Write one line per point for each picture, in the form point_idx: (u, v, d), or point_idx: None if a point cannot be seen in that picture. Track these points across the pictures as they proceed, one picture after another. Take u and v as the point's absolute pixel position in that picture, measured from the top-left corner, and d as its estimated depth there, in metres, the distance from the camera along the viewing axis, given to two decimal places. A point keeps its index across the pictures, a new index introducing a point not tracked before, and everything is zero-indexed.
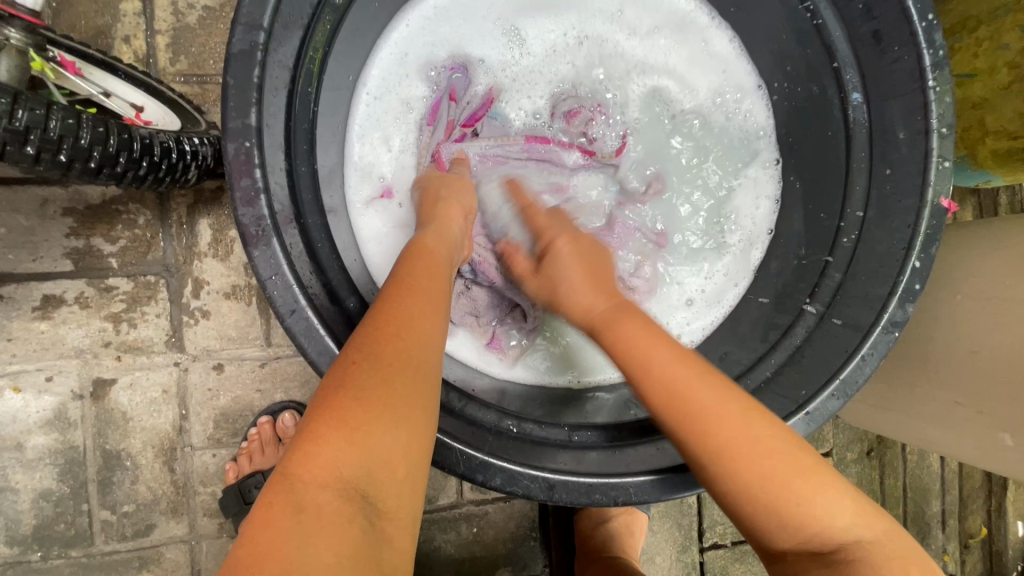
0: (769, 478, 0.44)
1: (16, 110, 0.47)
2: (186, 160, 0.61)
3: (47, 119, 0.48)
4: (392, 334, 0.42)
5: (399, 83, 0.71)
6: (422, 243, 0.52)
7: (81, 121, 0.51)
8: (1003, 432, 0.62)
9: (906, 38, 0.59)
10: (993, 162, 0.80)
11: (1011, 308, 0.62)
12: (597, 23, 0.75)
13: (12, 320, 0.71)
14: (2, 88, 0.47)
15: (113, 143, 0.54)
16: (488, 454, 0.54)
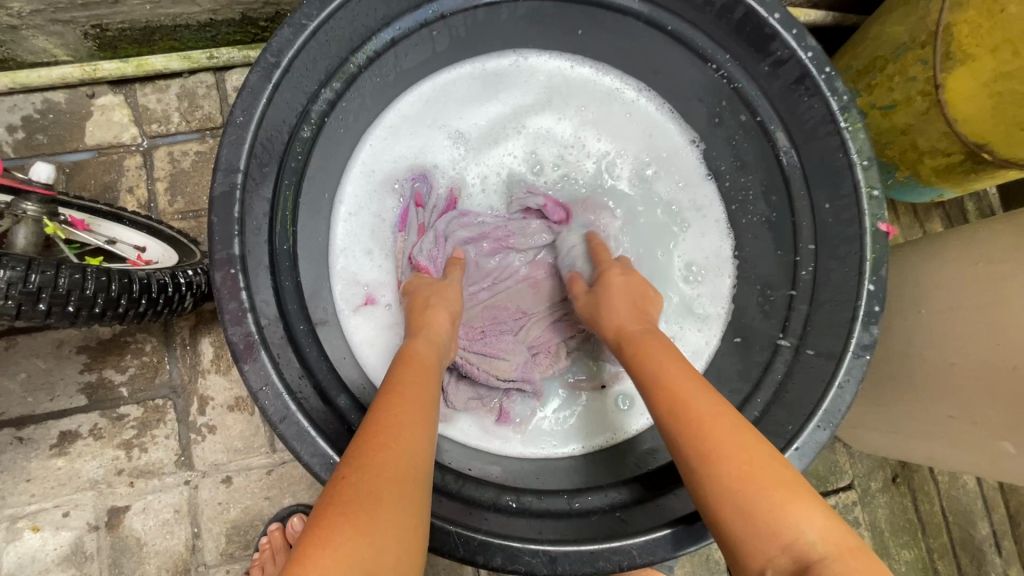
0: (751, 505, 0.45)
1: (30, 274, 0.53)
2: (182, 290, 0.68)
3: (56, 277, 0.55)
4: (398, 446, 0.44)
5: (369, 199, 0.79)
6: (411, 353, 0.57)
7: (87, 274, 0.58)
8: (1004, 441, 0.61)
9: (812, 89, 0.65)
10: (937, 178, 0.87)
11: (971, 314, 0.64)
12: (536, 115, 0.84)
13: (31, 460, 0.75)
14: (19, 257, 0.53)
15: (115, 288, 0.60)
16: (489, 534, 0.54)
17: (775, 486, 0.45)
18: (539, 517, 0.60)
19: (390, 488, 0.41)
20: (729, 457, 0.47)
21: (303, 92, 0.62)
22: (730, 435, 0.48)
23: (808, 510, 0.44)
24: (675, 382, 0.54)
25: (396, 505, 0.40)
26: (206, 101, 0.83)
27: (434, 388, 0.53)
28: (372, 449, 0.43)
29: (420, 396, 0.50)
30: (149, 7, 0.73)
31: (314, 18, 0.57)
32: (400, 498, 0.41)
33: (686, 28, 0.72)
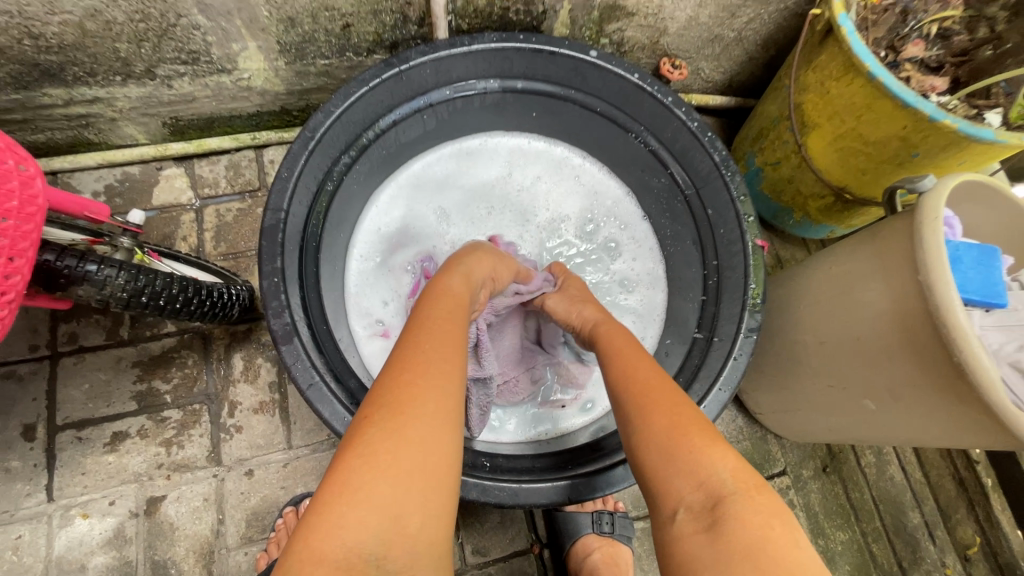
0: (676, 451, 0.54)
1: (140, 276, 0.68)
2: (234, 300, 0.83)
3: (156, 280, 0.70)
4: (426, 369, 0.55)
5: (382, 267, 1.03)
6: (443, 291, 0.70)
7: (175, 280, 0.72)
8: (866, 399, 0.80)
9: (700, 148, 0.90)
10: (823, 216, 1.11)
11: (826, 302, 0.84)
12: (502, 189, 1.11)
13: (86, 456, 0.89)
14: (131, 263, 0.68)
15: (192, 292, 0.75)
16: (480, 477, 0.69)
17: (699, 436, 0.55)
18: (516, 469, 0.75)
19: (420, 403, 0.52)
20: (659, 413, 0.58)
21: (328, 158, 0.86)
22: (665, 399, 0.60)
23: (720, 455, 0.53)
24: (634, 364, 0.67)
25: (423, 415, 0.51)
26: (248, 170, 1.07)
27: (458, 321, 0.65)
28: (407, 363, 0.56)
29: (445, 330, 0.62)
30: (214, 103, 0.99)
31: (338, 107, 0.82)
32: (428, 410, 0.52)
33: (608, 109, 0.98)
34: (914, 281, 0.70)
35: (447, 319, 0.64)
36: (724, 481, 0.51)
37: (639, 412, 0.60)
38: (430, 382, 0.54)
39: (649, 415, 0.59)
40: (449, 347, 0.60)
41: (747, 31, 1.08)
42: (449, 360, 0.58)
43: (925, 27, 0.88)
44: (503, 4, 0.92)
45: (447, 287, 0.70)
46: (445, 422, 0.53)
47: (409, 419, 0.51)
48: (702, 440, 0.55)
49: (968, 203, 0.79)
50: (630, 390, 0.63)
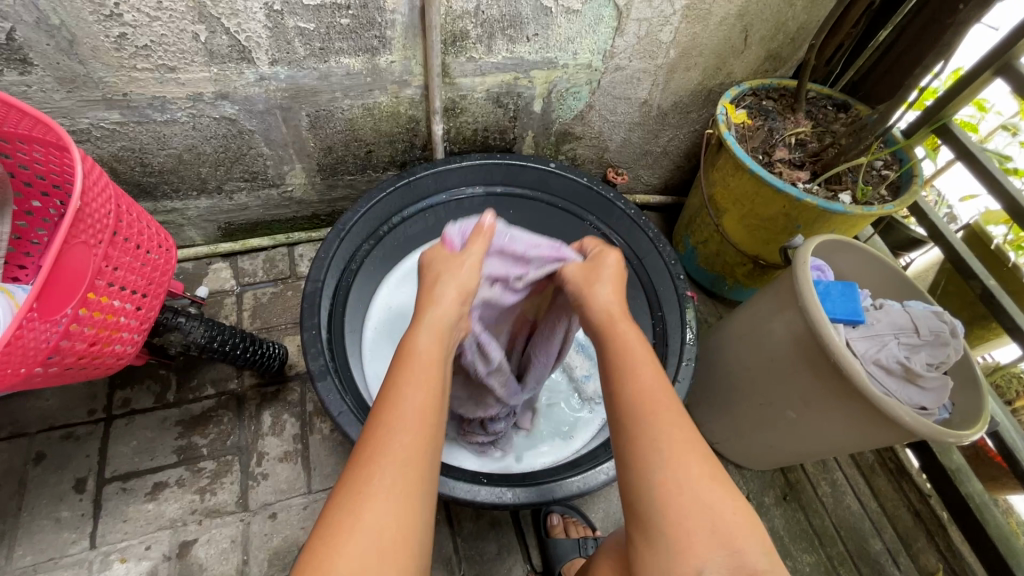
0: (704, 510, 0.55)
1: (218, 330, 0.89)
2: (280, 356, 1.03)
3: (229, 334, 0.91)
4: (388, 450, 0.57)
5: (390, 334, 1.25)
6: (411, 348, 0.66)
7: (242, 335, 0.93)
8: (788, 412, 1.01)
9: (636, 227, 1.19)
10: (747, 281, 1.38)
11: (746, 340, 1.07)
12: None
13: (129, 505, 1.01)
14: (213, 320, 0.90)
15: (253, 345, 0.95)
16: (486, 484, 0.86)
17: (716, 510, 0.55)
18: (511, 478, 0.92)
19: (380, 486, 0.55)
20: (682, 470, 0.57)
21: (353, 244, 1.11)
22: (683, 446, 0.59)
23: (742, 520, 0.55)
24: (655, 388, 0.64)
25: (383, 498, 0.54)
26: (282, 262, 1.31)
27: (426, 384, 0.63)
28: (379, 443, 0.58)
29: (417, 396, 0.61)
30: (262, 210, 1.26)
31: (364, 207, 1.10)
32: (387, 495, 0.54)
33: (567, 205, 1.28)
34: (798, 312, 0.94)
35: (419, 386, 0.62)
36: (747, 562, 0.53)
37: (659, 457, 0.58)
38: (389, 464, 0.56)
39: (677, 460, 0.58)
40: (414, 421, 0.59)
41: (669, 146, 1.44)
42: (415, 435, 0.59)
43: (787, 139, 1.24)
44: (484, 133, 1.25)
45: (414, 351, 0.65)
46: (407, 504, 0.55)
47: (370, 501, 0.54)
48: (732, 519, 0.55)
49: (840, 253, 1.05)
50: (646, 422, 0.61)
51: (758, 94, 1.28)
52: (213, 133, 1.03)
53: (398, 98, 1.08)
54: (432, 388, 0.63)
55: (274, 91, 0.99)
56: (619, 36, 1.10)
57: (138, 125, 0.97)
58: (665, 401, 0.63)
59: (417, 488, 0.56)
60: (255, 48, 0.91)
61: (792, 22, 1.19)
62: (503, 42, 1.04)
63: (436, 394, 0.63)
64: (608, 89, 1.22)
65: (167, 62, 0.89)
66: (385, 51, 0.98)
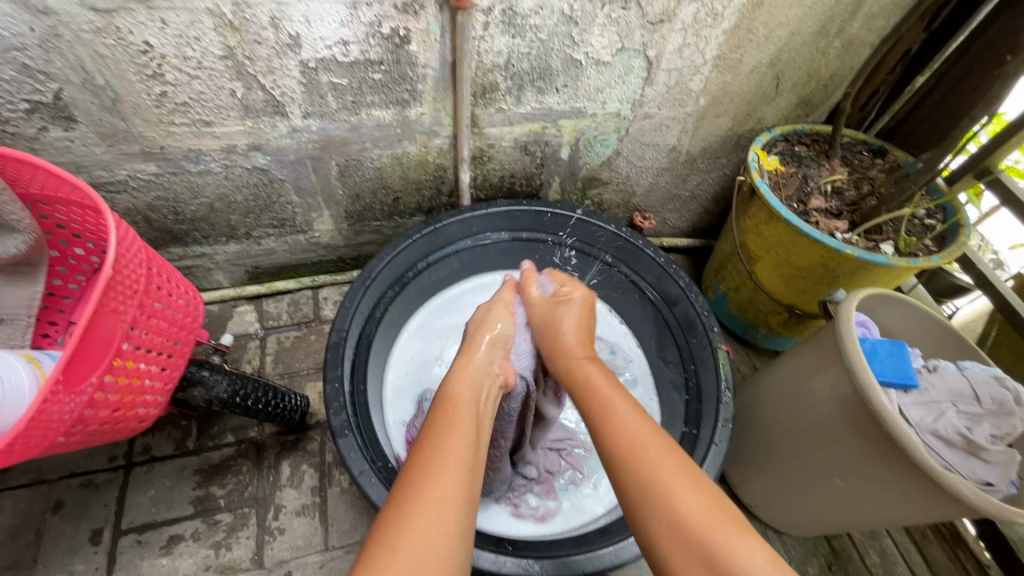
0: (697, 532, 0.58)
1: (240, 386, 0.87)
2: (302, 409, 1.01)
3: (252, 389, 0.89)
4: (437, 474, 0.62)
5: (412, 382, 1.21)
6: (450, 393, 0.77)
7: (265, 388, 0.91)
8: (835, 478, 0.93)
9: (666, 275, 1.16)
10: (785, 330, 1.32)
11: (784, 399, 1.02)
12: None
13: (143, 559, 0.98)
14: (237, 374, 0.88)
15: (274, 399, 0.93)
16: (512, 554, 0.82)
17: (701, 511, 0.60)
18: (538, 548, 0.87)
19: (424, 501, 0.59)
20: (670, 486, 0.63)
21: (379, 291, 1.10)
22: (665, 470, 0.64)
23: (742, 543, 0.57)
24: (625, 416, 0.71)
25: (428, 510, 0.59)
26: (306, 305, 1.31)
27: (457, 419, 0.71)
28: (419, 460, 0.65)
29: (462, 429, 0.70)
30: (289, 254, 1.27)
31: (389, 255, 1.09)
32: (437, 506, 0.59)
33: (592, 250, 1.26)
34: (843, 370, 0.89)
35: (454, 421, 0.71)
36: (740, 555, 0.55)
37: (643, 484, 0.63)
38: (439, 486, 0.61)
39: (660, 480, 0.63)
40: (459, 444, 0.67)
41: (698, 191, 1.41)
42: (461, 463, 0.65)
43: (822, 187, 1.21)
44: (511, 180, 1.24)
45: (451, 397, 0.76)
46: (447, 525, 0.58)
47: (417, 515, 0.58)
48: (713, 517, 0.59)
49: (884, 309, 1.00)
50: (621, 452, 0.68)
51: (791, 140, 1.25)
52: (244, 182, 1.05)
53: (427, 147, 1.08)
54: (468, 426, 0.71)
55: (306, 142, 1.00)
56: (649, 86, 1.09)
57: (173, 176, 0.99)
58: (642, 437, 0.69)
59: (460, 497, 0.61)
60: (288, 102, 0.93)
61: (825, 70, 1.17)
62: (532, 94, 1.05)
63: (470, 427, 0.71)
64: (637, 136, 1.21)
65: (204, 117, 0.91)
66: (416, 104, 0.99)
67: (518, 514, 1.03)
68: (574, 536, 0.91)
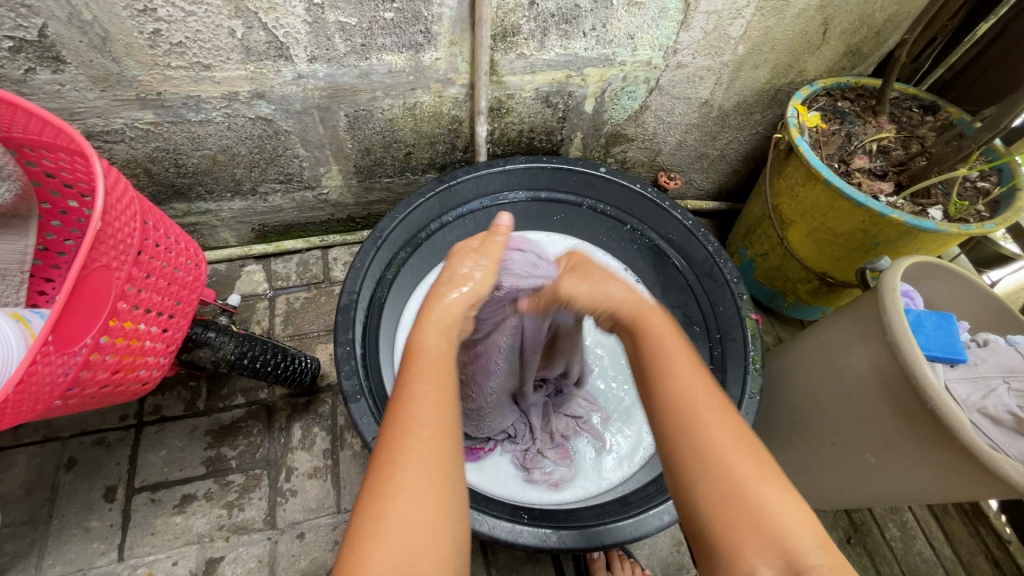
0: (754, 504, 0.51)
1: (252, 348, 0.84)
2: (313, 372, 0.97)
3: (264, 352, 0.85)
4: (407, 447, 0.56)
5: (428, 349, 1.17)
6: (419, 346, 0.66)
7: (276, 350, 0.88)
8: (865, 454, 0.89)
9: (693, 239, 1.09)
10: (815, 299, 1.26)
11: (814, 371, 0.97)
12: None
13: (157, 516, 0.98)
14: (248, 336, 0.84)
15: (285, 362, 0.89)
16: (528, 524, 0.79)
17: (760, 480, 0.53)
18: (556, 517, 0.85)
19: (405, 479, 0.54)
20: (728, 453, 0.55)
21: (390, 252, 1.05)
22: (724, 433, 0.56)
23: (801, 522, 0.51)
24: (677, 370, 0.62)
25: (409, 490, 0.53)
26: (315, 266, 1.26)
27: (434, 375, 0.63)
28: (391, 427, 0.58)
29: (437, 384, 0.62)
30: (297, 213, 1.21)
31: (402, 213, 1.03)
32: (415, 490, 0.53)
33: (616, 211, 1.19)
34: (883, 344, 0.83)
35: (431, 378, 0.62)
36: (791, 529, 0.50)
37: (693, 445, 0.56)
38: (408, 457, 0.55)
39: (720, 451, 0.55)
40: (433, 411, 0.59)
41: (728, 150, 1.32)
42: (431, 431, 0.57)
43: (867, 146, 1.12)
44: (530, 135, 1.17)
45: (422, 349, 0.66)
46: (430, 502, 0.53)
47: (398, 495, 0.53)
48: (770, 486, 0.53)
49: (927, 279, 0.94)
50: (677, 406, 0.59)
51: (833, 94, 1.15)
52: (248, 133, 0.98)
53: (442, 97, 1.01)
54: (444, 380, 0.63)
55: (312, 90, 0.93)
56: (684, 31, 1.00)
57: (172, 126, 0.93)
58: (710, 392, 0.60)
59: (445, 470, 0.56)
60: (293, 44, 0.85)
61: (879, 14, 1.06)
62: (557, 37, 0.96)
63: (444, 383, 0.62)
64: (667, 88, 1.12)
65: (202, 60, 0.84)
66: (430, 48, 0.91)
67: (530, 481, 1.02)
68: (591, 507, 0.89)
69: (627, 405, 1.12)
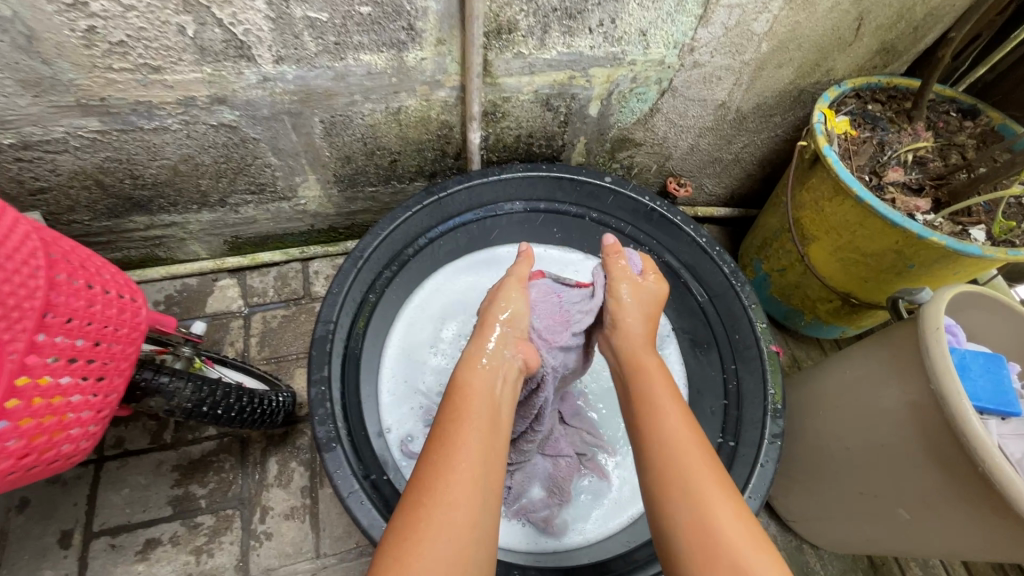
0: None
1: (208, 389, 0.74)
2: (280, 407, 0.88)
3: (221, 394, 0.76)
4: (442, 485, 0.58)
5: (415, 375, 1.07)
6: (464, 384, 0.69)
7: (234, 391, 0.78)
8: (899, 508, 0.81)
9: (707, 259, 0.99)
10: (835, 318, 1.15)
11: (842, 410, 0.88)
12: None
13: (117, 564, 0.90)
14: (202, 376, 0.75)
15: (247, 401, 0.80)
16: None
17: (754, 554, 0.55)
18: None
19: (439, 517, 0.56)
20: (718, 529, 0.57)
21: (373, 272, 0.94)
22: (713, 510, 0.58)
23: None
24: (674, 439, 0.65)
25: (441, 526, 0.55)
26: (294, 280, 1.16)
27: (474, 417, 0.65)
28: (430, 468, 0.60)
29: (479, 427, 0.64)
30: (272, 224, 1.11)
31: (385, 229, 0.93)
32: (446, 529, 0.55)
33: (623, 225, 1.08)
34: (919, 374, 0.74)
35: (469, 420, 0.64)
36: None
37: (689, 521, 0.58)
38: (444, 498, 0.57)
39: (712, 533, 0.57)
40: (470, 452, 0.61)
41: (743, 154, 1.21)
42: (468, 471, 0.59)
43: (901, 156, 1.02)
44: (528, 140, 1.06)
45: (466, 387, 0.68)
46: (461, 541, 0.55)
47: (432, 528, 0.55)
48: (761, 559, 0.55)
49: (969, 310, 0.84)
50: (670, 483, 0.62)
51: (863, 96, 1.04)
52: (211, 142, 0.88)
53: (429, 101, 0.90)
54: (482, 423, 0.64)
55: (280, 94, 0.82)
56: (702, 27, 0.88)
57: (122, 134, 0.82)
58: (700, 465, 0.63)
59: (475, 510, 0.57)
60: (255, 43, 0.74)
61: (921, 7, 0.94)
62: (559, 34, 0.85)
63: (485, 424, 0.65)
64: (680, 90, 1.01)
65: (150, 61, 0.73)
66: (415, 46, 0.80)
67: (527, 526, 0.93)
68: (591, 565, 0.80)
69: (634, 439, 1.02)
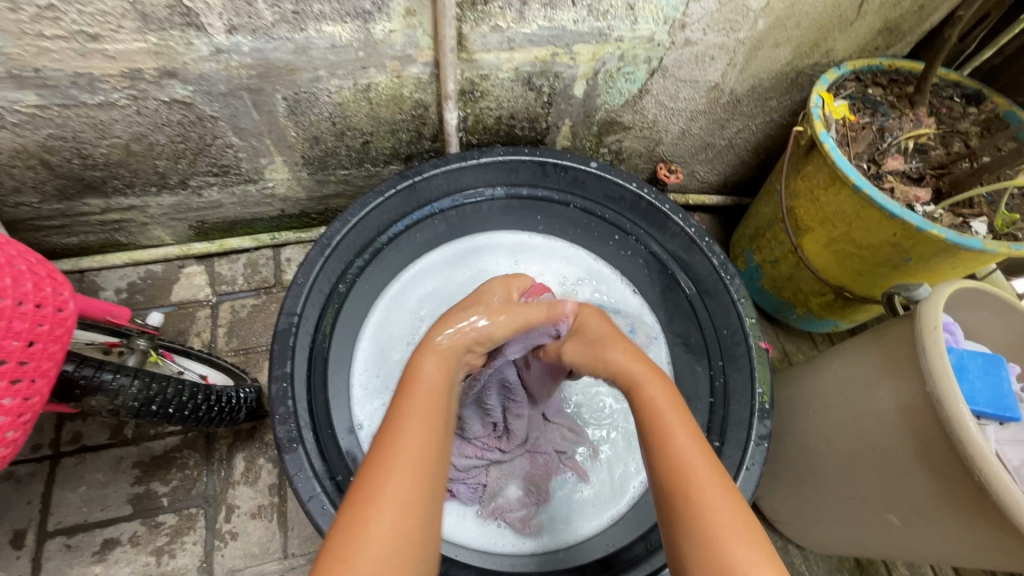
0: None
1: (155, 386, 0.69)
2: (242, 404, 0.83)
3: (170, 391, 0.71)
4: (384, 484, 0.55)
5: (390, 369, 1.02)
6: (412, 376, 0.68)
7: (185, 386, 0.73)
8: (888, 514, 0.77)
9: (695, 251, 0.94)
10: (828, 312, 1.11)
11: (833, 410, 0.84)
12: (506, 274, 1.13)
13: (73, 565, 0.86)
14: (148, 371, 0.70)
15: (201, 398, 0.75)
16: None
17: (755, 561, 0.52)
18: None
19: (380, 516, 0.53)
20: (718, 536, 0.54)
21: (343, 261, 0.89)
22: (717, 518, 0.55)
23: None
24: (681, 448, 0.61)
25: (385, 524, 0.52)
26: (265, 267, 1.11)
27: (426, 413, 0.63)
28: (374, 464, 0.57)
29: (428, 423, 0.62)
30: (239, 208, 1.05)
31: (356, 215, 0.87)
32: (387, 528, 0.52)
33: (610, 214, 1.03)
34: (910, 374, 0.71)
35: (419, 415, 0.62)
36: None
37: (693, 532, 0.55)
38: (389, 496, 0.54)
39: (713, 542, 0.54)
40: (418, 448, 0.59)
41: (737, 139, 1.16)
42: (414, 467, 0.57)
43: (902, 143, 0.97)
44: (510, 121, 1.00)
45: (418, 380, 0.67)
46: (404, 540, 0.52)
47: (374, 528, 0.52)
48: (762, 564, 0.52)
49: (970, 307, 0.80)
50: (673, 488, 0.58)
51: (863, 79, 0.98)
52: (166, 119, 0.82)
53: (400, 78, 0.84)
54: (434, 420, 0.63)
55: (236, 68, 0.76)
56: (694, 2, 0.82)
57: (64, 109, 0.75)
58: (710, 473, 0.59)
59: (422, 504, 0.55)
60: (203, 10, 0.68)
61: None
62: (539, 6, 0.78)
63: (436, 419, 0.63)
64: (671, 70, 0.95)
65: (87, 28, 0.66)
66: (382, 17, 0.74)
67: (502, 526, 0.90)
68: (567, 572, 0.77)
69: (616, 437, 0.99)
